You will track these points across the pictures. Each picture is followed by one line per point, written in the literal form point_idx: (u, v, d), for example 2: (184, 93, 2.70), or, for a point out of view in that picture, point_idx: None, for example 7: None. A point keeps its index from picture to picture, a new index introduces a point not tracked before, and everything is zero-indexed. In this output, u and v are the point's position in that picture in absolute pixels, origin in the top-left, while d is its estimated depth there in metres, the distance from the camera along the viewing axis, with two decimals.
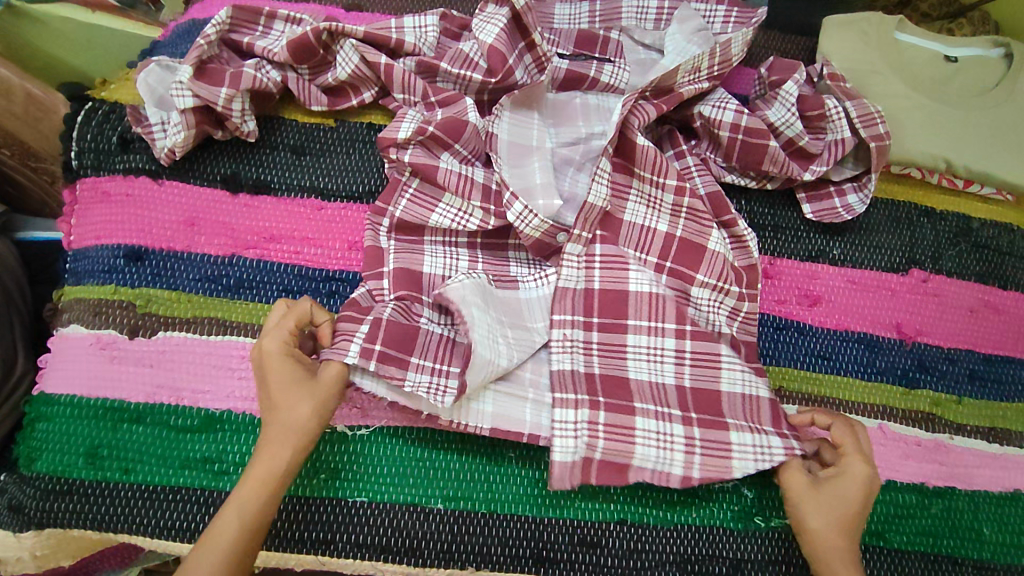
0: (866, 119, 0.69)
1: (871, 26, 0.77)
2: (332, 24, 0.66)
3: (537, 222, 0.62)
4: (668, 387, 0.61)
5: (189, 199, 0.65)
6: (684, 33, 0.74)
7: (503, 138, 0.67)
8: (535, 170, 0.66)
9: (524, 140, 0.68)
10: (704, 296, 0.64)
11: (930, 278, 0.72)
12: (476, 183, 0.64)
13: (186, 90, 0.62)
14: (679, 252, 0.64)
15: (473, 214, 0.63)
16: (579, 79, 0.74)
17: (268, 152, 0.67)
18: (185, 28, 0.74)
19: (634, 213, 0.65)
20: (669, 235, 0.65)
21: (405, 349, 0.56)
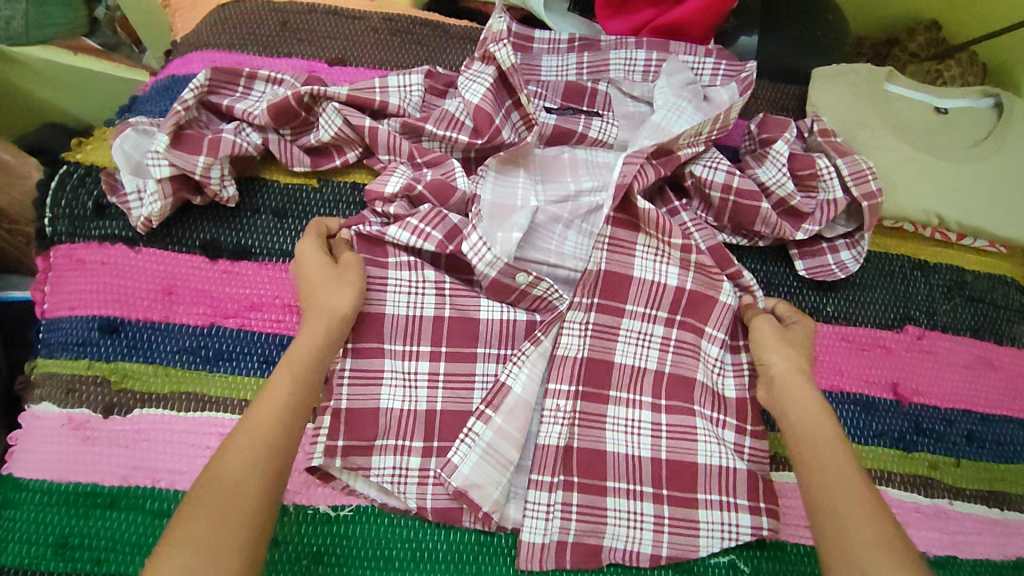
0: (856, 176, 0.68)
1: (859, 77, 0.76)
2: (314, 88, 0.64)
3: (491, 257, 0.61)
4: (643, 460, 0.60)
5: (167, 267, 0.63)
6: (673, 87, 0.74)
7: (487, 198, 0.65)
8: (516, 223, 0.64)
9: (508, 198, 0.67)
10: (712, 353, 0.64)
11: (925, 335, 0.71)
12: (446, 220, 0.63)
13: (162, 159, 0.59)
14: (690, 305, 0.64)
15: (427, 239, 0.62)
16: (568, 134, 0.74)
17: (250, 215, 0.66)
18: (164, 84, 0.72)
19: (643, 266, 0.63)
20: (679, 289, 0.64)
21: (365, 436, 0.59)
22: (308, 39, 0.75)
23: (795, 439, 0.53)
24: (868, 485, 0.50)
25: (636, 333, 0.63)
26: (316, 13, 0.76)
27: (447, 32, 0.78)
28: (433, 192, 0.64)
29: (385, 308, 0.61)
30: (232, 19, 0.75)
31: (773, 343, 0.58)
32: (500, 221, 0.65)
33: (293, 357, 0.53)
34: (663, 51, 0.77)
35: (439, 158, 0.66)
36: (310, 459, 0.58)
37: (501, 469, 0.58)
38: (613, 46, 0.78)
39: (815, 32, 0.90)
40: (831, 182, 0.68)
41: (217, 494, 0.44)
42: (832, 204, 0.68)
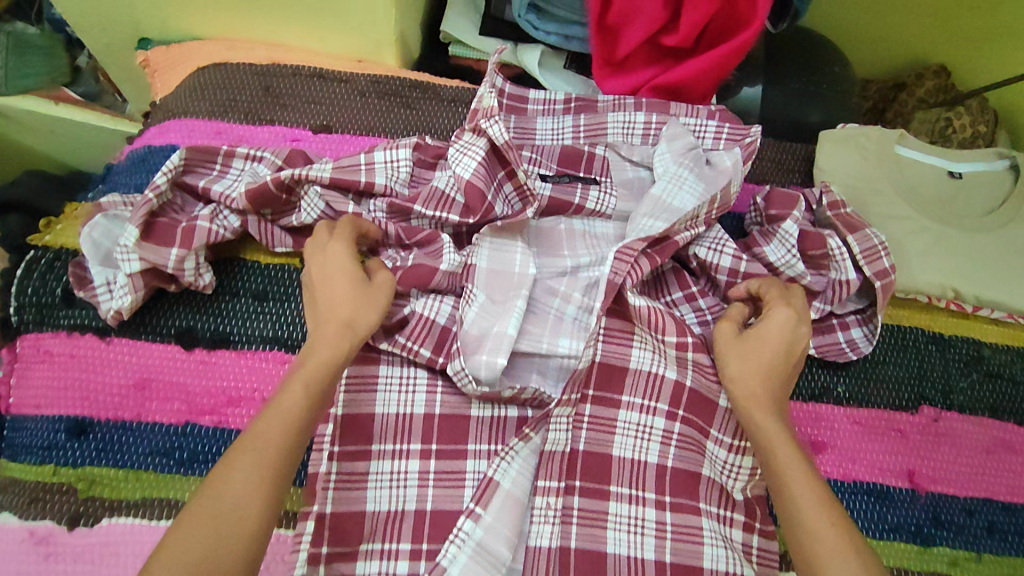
0: (868, 253, 0.64)
1: (869, 140, 0.72)
2: (296, 172, 0.60)
3: (474, 383, 0.58)
4: (646, 563, 0.56)
5: (139, 359, 0.60)
6: (673, 153, 0.70)
7: (481, 267, 0.62)
8: (511, 313, 0.61)
9: (507, 266, 0.63)
10: (721, 455, 0.60)
11: (941, 417, 0.67)
12: (433, 329, 0.60)
13: (132, 253, 0.55)
14: (692, 403, 0.60)
15: (417, 354, 0.59)
16: (562, 207, 0.70)
17: (229, 299, 0.63)
18: (140, 154, 0.69)
19: (640, 359, 0.61)
20: (679, 383, 0.61)
21: (351, 540, 0.55)
22: (291, 104, 0.71)
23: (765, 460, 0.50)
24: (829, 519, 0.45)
25: (634, 425, 0.60)
26: (299, 76, 0.73)
27: (438, 95, 0.75)
28: (412, 280, 0.61)
29: (375, 409, 0.59)
30: (210, 84, 0.72)
31: (728, 352, 0.56)
32: (490, 321, 0.61)
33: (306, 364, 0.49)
34: (663, 113, 0.74)
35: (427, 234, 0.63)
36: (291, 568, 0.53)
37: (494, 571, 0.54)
38: (609, 109, 0.74)
39: (821, 85, 0.87)
40: (845, 266, 0.64)
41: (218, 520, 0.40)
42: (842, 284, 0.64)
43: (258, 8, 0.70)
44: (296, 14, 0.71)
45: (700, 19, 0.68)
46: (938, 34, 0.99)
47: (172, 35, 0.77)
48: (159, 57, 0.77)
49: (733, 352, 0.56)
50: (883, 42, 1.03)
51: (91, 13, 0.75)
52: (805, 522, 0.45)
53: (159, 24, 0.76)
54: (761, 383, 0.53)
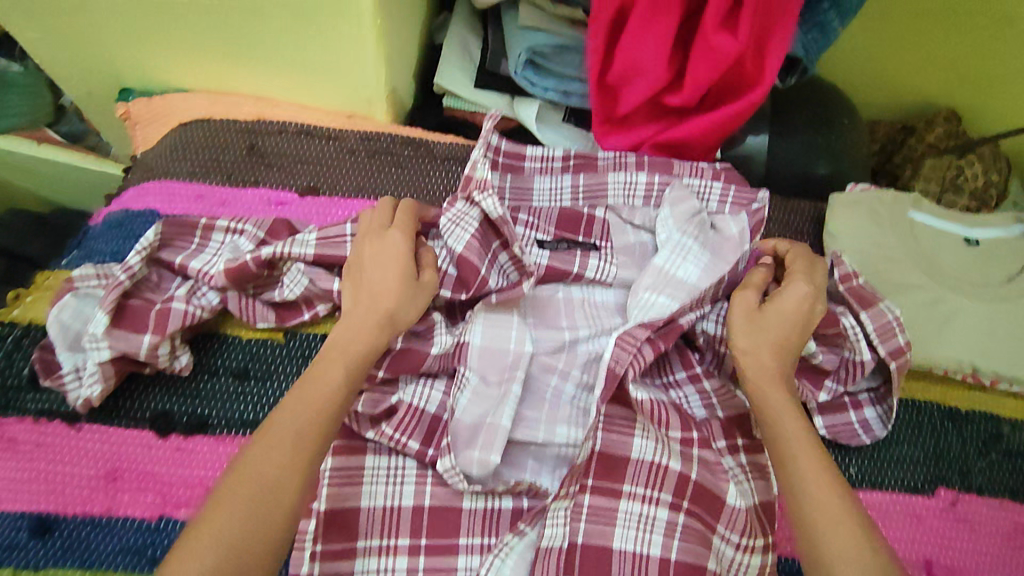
0: (882, 331, 0.61)
1: (881, 204, 0.70)
2: (277, 250, 0.57)
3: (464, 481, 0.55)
4: None
5: (111, 448, 0.56)
6: (677, 219, 0.66)
7: (476, 345, 0.60)
8: (505, 403, 0.58)
9: (502, 343, 0.60)
10: (729, 554, 0.55)
11: (959, 500, 0.64)
12: (423, 420, 0.58)
13: (101, 342, 0.52)
14: (698, 495, 0.55)
15: (405, 447, 0.56)
16: (562, 275, 0.66)
17: (207, 379, 0.59)
18: (117, 218, 0.65)
19: (642, 449, 0.57)
20: (684, 475, 0.56)
21: None
22: (277, 164, 0.68)
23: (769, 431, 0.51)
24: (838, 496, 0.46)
25: (637, 517, 0.55)
26: (286, 133, 0.69)
27: (431, 152, 0.71)
28: (403, 368, 0.58)
29: (360, 501, 0.55)
30: (192, 143, 0.68)
31: (746, 325, 0.55)
32: (483, 409, 0.58)
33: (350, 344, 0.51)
34: (665, 173, 0.71)
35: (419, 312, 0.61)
36: None
37: None
38: (610, 168, 0.72)
39: (830, 137, 0.84)
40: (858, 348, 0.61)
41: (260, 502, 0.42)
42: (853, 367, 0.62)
43: (245, 62, 0.67)
44: (283, 68, 0.68)
45: (703, 81, 0.64)
46: (948, 79, 0.96)
47: (155, 86, 0.74)
48: (140, 110, 0.73)
49: (746, 326, 0.55)
50: (891, 87, 1.00)
51: (70, 62, 0.71)
52: (813, 494, 0.46)
53: (140, 75, 0.72)
54: (769, 361, 0.54)
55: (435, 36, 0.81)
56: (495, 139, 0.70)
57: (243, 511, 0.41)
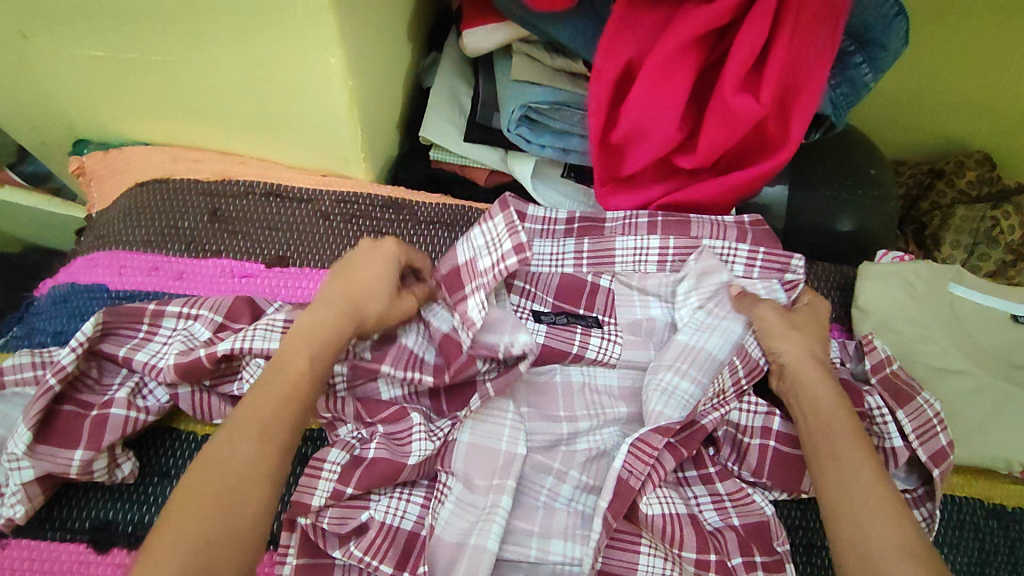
0: (920, 430, 0.54)
1: (920, 277, 0.62)
2: (235, 343, 0.49)
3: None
4: None
5: (40, 568, 0.49)
6: (698, 292, 0.60)
7: (462, 445, 0.53)
8: (492, 521, 0.50)
9: (492, 442, 0.54)
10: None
11: None
12: (397, 539, 0.50)
13: (22, 461, 0.46)
14: None
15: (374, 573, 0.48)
16: (559, 354, 0.59)
17: (157, 482, 0.52)
18: (61, 294, 0.58)
19: (649, 568, 0.51)
20: None
21: None
22: (242, 232, 0.62)
23: (812, 426, 0.49)
24: (891, 494, 0.42)
25: None
26: (252, 196, 0.63)
27: (413, 216, 0.65)
28: (374, 481, 0.50)
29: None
30: (149, 209, 0.62)
31: (779, 333, 0.55)
32: (467, 525, 0.50)
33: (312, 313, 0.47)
34: (683, 235, 0.62)
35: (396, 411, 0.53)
36: None
37: None
38: (619, 232, 0.63)
39: (855, 190, 0.76)
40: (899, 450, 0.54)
41: (227, 489, 0.37)
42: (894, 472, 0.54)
43: (209, 117, 0.61)
44: (252, 124, 0.61)
45: (721, 144, 0.58)
46: (978, 122, 0.89)
47: (111, 138, 0.67)
48: (96, 164, 0.67)
49: (785, 334, 0.55)
50: (915, 129, 0.93)
51: (17, 113, 0.65)
52: (858, 489, 0.43)
53: (95, 127, 0.66)
54: (812, 368, 0.53)
55: (422, 80, 0.74)
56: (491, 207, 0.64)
57: (206, 502, 0.37)
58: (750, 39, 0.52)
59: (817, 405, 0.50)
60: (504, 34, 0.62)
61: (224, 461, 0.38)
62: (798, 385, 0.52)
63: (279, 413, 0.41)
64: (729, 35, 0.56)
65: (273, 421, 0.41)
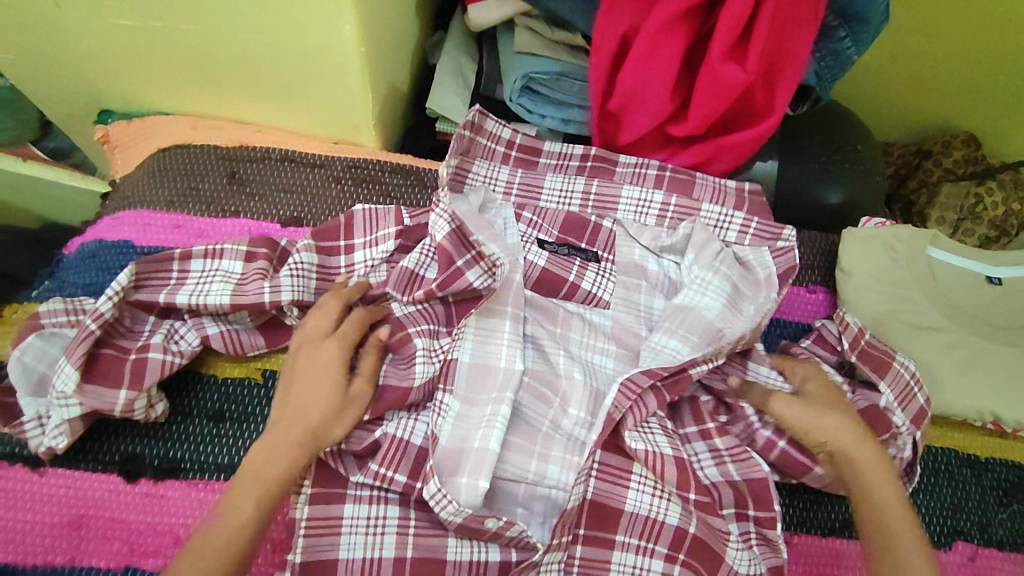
0: (901, 396, 0.57)
1: (899, 240, 0.66)
2: (290, 269, 0.56)
3: (454, 507, 0.51)
4: None
5: (76, 494, 0.53)
6: (701, 262, 0.63)
7: (463, 362, 0.57)
8: (491, 426, 0.55)
9: (489, 360, 0.58)
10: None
11: (979, 554, 0.60)
12: (409, 455, 0.55)
13: (71, 398, 0.50)
14: (694, 548, 0.53)
15: (391, 482, 0.54)
16: (559, 281, 0.65)
17: (180, 422, 0.56)
18: (90, 250, 0.62)
19: (636, 503, 0.54)
20: (681, 526, 0.53)
21: None
22: (259, 192, 0.66)
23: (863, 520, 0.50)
24: None
25: (630, 569, 0.53)
26: (269, 160, 0.67)
27: (421, 180, 0.69)
28: (385, 406, 0.55)
29: (338, 553, 0.53)
30: (172, 170, 0.66)
31: (806, 419, 0.54)
32: (467, 432, 0.55)
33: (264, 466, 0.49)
34: (685, 195, 0.68)
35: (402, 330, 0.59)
36: None
37: None
38: (627, 179, 0.69)
39: (842, 163, 0.80)
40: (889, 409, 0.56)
41: None
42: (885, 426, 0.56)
43: (229, 85, 0.65)
44: (271, 93, 0.65)
45: (711, 111, 0.62)
46: (963, 102, 0.93)
47: (135, 109, 0.71)
48: (120, 133, 0.71)
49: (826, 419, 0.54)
50: (901, 111, 0.97)
51: (48, 86, 0.69)
52: None
53: (121, 97, 0.70)
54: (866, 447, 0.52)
55: (428, 56, 0.78)
56: (502, 172, 0.70)
57: None
58: (732, 14, 0.56)
59: (870, 501, 0.50)
60: (507, 10, 0.66)
61: None
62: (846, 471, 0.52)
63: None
64: (717, 9, 0.60)
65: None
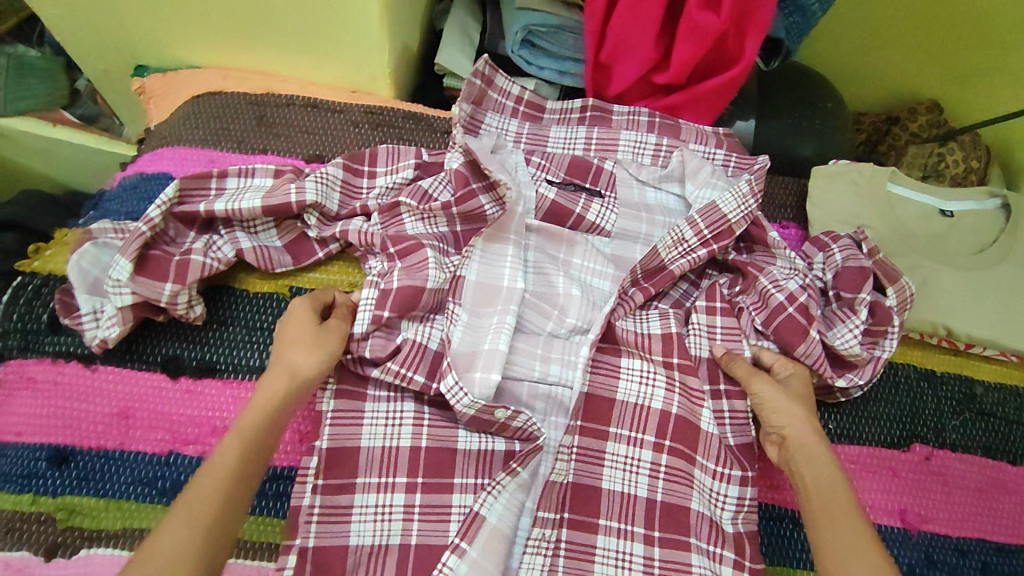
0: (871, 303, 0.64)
1: (862, 177, 0.73)
2: (317, 181, 0.63)
3: (469, 399, 0.58)
4: None
5: (124, 388, 0.59)
6: (696, 183, 0.71)
7: (470, 280, 0.64)
8: (499, 331, 0.62)
9: (495, 280, 0.65)
10: (707, 482, 0.60)
11: (933, 455, 0.67)
12: (426, 355, 0.62)
13: (124, 287, 0.56)
14: (677, 430, 0.61)
15: (410, 380, 0.60)
16: (563, 213, 0.71)
17: (217, 328, 0.62)
18: (132, 181, 0.69)
19: (626, 391, 0.62)
20: (665, 411, 0.61)
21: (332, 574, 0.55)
22: (285, 134, 0.72)
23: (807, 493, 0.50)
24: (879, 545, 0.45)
25: (623, 458, 0.60)
26: (293, 106, 0.74)
27: (431, 126, 0.76)
28: (400, 303, 0.61)
29: (360, 442, 0.60)
30: (205, 113, 0.73)
31: (778, 403, 0.56)
32: (477, 337, 0.62)
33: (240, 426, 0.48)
34: (673, 136, 0.76)
35: (414, 244, 0.63)
36: None
37: None
38: (624, 125, 0.76)
39: (814, 120, 0.87)
40: (861, 303, 0.63)
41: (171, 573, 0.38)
42: (856, 318, 0.62)
43: (257, 39, 0.72)
44: (295, 46, 0.72)
45: (690, 58, 0.69)
46: (927, 73, 1.00)
47: (169, 64, 0.78)
48: (155, 85, 0.78)
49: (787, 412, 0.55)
50: (871, 82, 1.05)
51: (90, 43, 0.76)
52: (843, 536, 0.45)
53: (156, 53, 0.77)
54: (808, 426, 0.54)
55: (434, 22, 0.85)
56: (512, 124, 0.76)
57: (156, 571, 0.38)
58: None
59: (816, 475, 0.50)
60: None
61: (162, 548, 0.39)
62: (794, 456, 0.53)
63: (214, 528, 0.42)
64: None
65: (215, 510, 0.42)
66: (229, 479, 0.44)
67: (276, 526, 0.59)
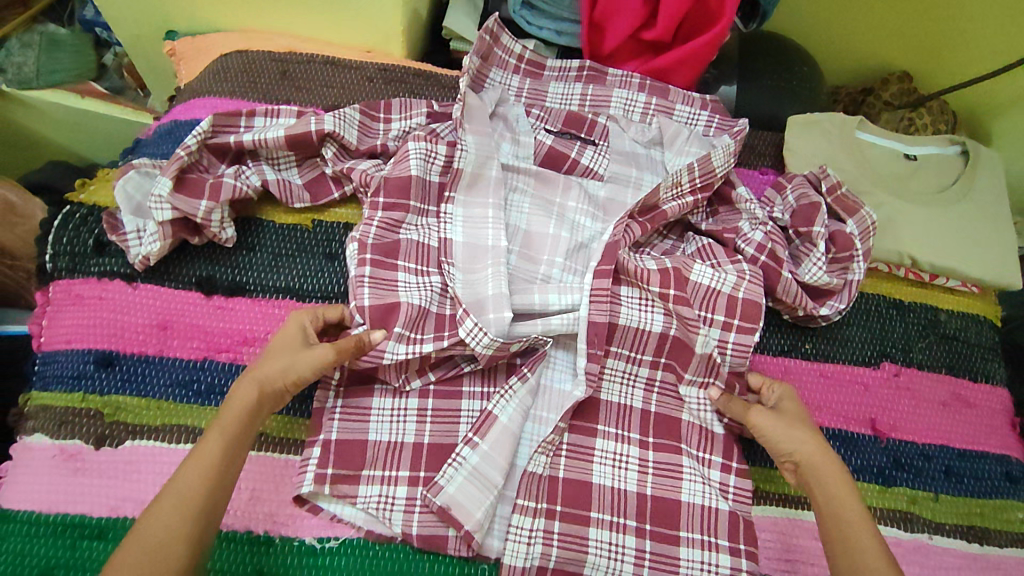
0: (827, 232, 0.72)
1: (834, 126, 0.81)
2: (336, 126, 0.69)
3: (488, 339, 0.60)
4: (628, 493, 0.62)
5: (163, 303, 0.65)
6: (675, 148, 0.78)
7: (458, 241, 0.67)
8: (493, 275, 0.65)
9: (480, 238, 0.67)
10: (693, 395, 0.66)
11: (902, 372, 0.73)
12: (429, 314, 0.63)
13: (165, 204, 0.63)
14: (672, 351, 0.66)
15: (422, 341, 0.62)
16: (560, 157, 0.77)
17: (246, 253, 0.68)
18: (167, 128, 0.76)
19: (629, 316, 0.66)
20: (664, 334, 0.66)
21: (354, 465, 0.61)
22: (305, 87, 0.79)
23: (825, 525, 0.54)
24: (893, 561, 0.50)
25: (621, 372, 0.67)
26: (313, 63, 0.81)
27: (439, 82, 0.83)
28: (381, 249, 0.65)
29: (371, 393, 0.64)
30: (233, 69, 0.80)
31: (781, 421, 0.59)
32: (478, 288, 0.65)
33: (223, 421, 0.52)
34: (662, 98, 0.83)
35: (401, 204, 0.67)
36: (299, 487, 0.59)
37: (487, 491, 0.59)
38: (617, 85, 0.83)
39: (792, 81, 0.95)
40: (818, 236, 0.70)
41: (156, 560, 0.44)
42: (816, 251, 0.70)
43: (282, 3, 0.79)
44: (315, 9, 0.79)
45: (675, 14, 0.77)
46: (899, 45, 1.08)
47: (198, 28, 0.85)
48: (184, 47, 0.84)
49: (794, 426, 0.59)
50: (847, 54, 1.12)
51: (126, 11, 0.83)
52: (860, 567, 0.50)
53: (187, 18, 0.84)
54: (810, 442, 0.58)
55: None
56: (514, 79, 0.83)
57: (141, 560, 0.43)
58: None
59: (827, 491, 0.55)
60: None
61: (149, 533, 0.45)
62: (809, 478, 0.56)
63: (198, 515, 0.47)
64: None
65: (196, 497, 0.47)
66: (211, 470, 0.49)
67: (302, 425, 0.65)
